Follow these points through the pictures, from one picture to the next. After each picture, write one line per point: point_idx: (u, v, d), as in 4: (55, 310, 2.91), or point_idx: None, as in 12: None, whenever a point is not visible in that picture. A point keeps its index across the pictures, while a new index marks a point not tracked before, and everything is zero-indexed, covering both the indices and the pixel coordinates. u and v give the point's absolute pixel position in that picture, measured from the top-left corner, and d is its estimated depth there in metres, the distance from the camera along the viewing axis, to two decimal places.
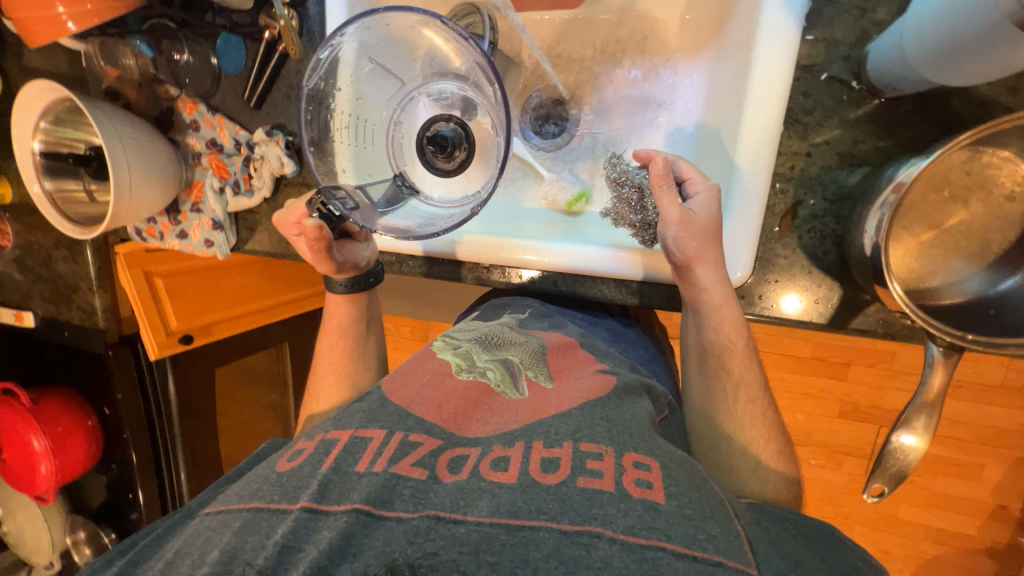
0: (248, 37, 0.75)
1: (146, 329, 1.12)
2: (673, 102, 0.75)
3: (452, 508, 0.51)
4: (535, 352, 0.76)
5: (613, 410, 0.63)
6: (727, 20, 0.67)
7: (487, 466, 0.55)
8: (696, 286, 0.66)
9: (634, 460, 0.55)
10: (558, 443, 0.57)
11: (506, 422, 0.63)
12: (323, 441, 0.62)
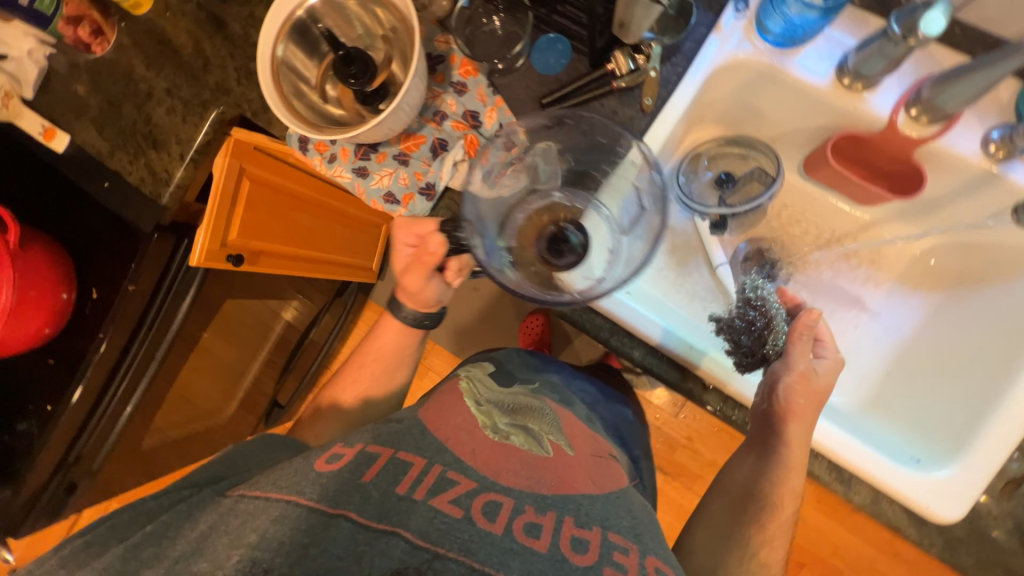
0: (577, 50, 0.70)
1: (208, 231, 0.90)
2: (880, 315, 0.79)
3: (493, 562, 0.45)
4: (550, 419, 0.66)
5: (633, 505, 0.58)
6: (971, 286, 0.74)
7: (522, 528, 0.49)
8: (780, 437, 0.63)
9: (655, 565, 0.50)
10: (586, 525, 0.51)
11: (536, 482, 0.55)
12: (364, 453, 0.56)
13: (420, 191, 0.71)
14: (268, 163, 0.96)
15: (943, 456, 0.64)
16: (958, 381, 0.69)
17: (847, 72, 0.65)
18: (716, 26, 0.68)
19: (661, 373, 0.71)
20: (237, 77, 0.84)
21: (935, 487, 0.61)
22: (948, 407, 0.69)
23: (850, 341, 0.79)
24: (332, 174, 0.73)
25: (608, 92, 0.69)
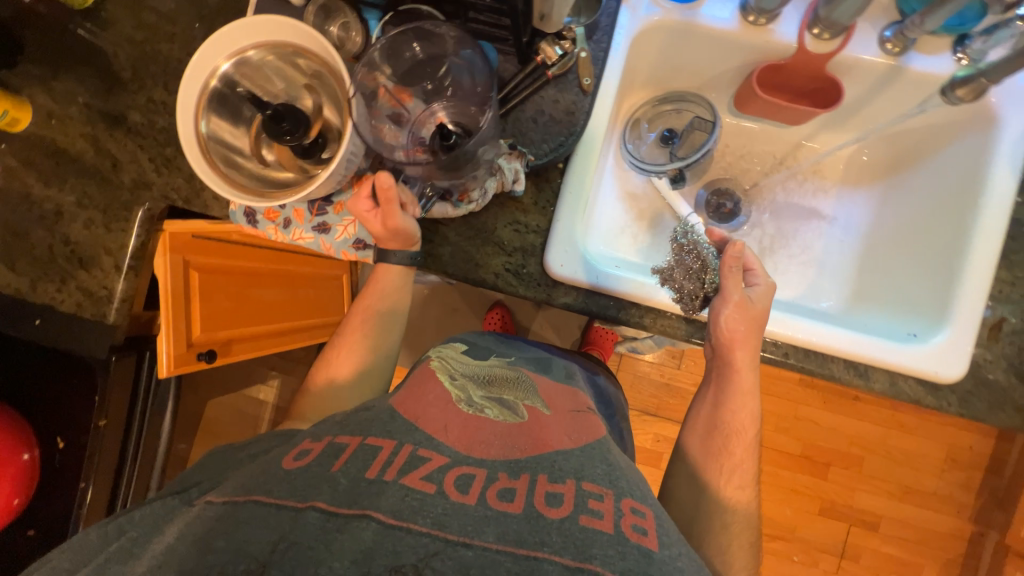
0: (504, 53, 0.71)
1: (168, 335, 0.85)
2: (835, 218, 0.87)
3: (468, 531, 0.46)
4: (527, 386, 0.68)
5: (607, 454, 0.57)
6: (905, 169, 0.81)
7: (494, 494, 0.50)
8: (729, 366, 0.68)
9: (631, 506, 0.51)
10: (560, 479, 0.52)
11: (509, 450, 0.56)
12: (332, 444, 0.57)
13: None
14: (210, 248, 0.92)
15: (934, 322, 0.71)
16: (921, 253, 0.76)
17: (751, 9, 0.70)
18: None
19: (673, 332, 0.74)
20: (154, 167, 0.77)
21: (936, 351, 0.67)
22: (923, 277, 0.75)
23: (816, 248, 0.87)
24: (291, 238, 0.75)
25: (546, 82, 0.69)
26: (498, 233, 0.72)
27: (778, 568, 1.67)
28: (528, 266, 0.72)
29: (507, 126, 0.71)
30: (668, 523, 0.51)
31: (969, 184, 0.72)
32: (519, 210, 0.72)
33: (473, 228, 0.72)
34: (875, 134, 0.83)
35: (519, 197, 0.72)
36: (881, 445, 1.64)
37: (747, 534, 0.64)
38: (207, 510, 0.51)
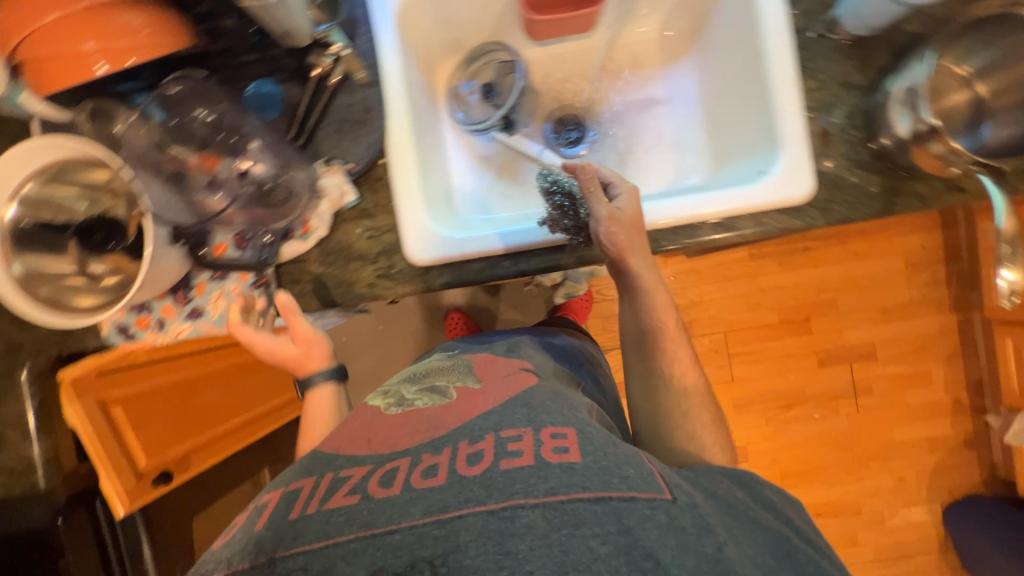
0: (285, 82, 0.72)
1: (106, 476, 0.85)
2: (670, 99, 0.90)
3: (393, 517, 0.46)
4: (463, 368, 0.70)
5: (532, 399, 0.59)
6: (702, 27, 0.84)
7: (419, 475, 0.50)
8: (629, 275, 0.69)
9: (550, 433, 0.53)
10: (478, 437, 0.53)
11: (434, 428, 0.56)
12: (257, 506, 0.54)
13: (255, 285, 0.73)
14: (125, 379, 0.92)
15: (770, 152, 0.71)
16: (740, 93, 0.77)
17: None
18: None
19: (556, 263, 0.73)
20: (19, 328, 0.77)
21: (787, 168, 0.69)
22: (750, 111, 0.76)
23: (665, 132, 0.90)
24: (172, 335, 0.75)
25: (334, 91, 0.71)
26: (355, 247, 0.73)
27: (803, 430, 1.72)
28: (395, 264, 0.73)
29: (318, 146, 0.72)
30: (592, 434, 0.54)
31: (745, 14, 0.73)
32: (364, 217, 0.73)
33: (330, 252, 0.73)
34: (667, 5, 0.86)
35: (358, 206, 0.73)
36: (847, 279, 1.68)
37: (705, 404, 0.71)
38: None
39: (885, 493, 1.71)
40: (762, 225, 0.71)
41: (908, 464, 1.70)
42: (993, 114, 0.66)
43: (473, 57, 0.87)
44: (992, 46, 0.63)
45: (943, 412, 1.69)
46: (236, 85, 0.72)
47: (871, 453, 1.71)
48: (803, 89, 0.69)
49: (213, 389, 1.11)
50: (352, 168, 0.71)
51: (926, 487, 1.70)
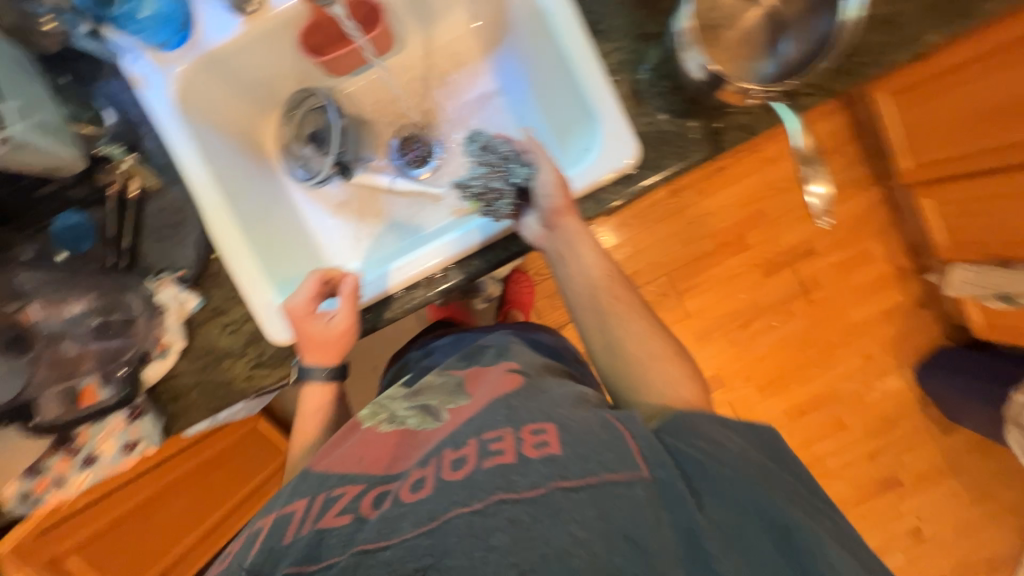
0: (88, 207, 0.68)
1: None
2: (502, 88, 0.86)
3: (379, 535, 0.43)
4: (453, 384, 0.63)
5: (520, 397, 0.54)
6: (503, 10, 0.80)
7: (408, 490, 0.47)
8: (573, 234, 0.66)
9: (532, 429, 0.49)
10: (462, 443, 0.50)
11: (422, 446, 0.53)
12: (251, 530, 0.52)
13: (132, 416, 0.70)
14: (76, 525, 0.92)
15: (590, 127, 0.70)
16: (551, 74, 0.75)
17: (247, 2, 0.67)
18: (131, 79, 0.66)
19: (415, 303, 0.71)
20: None
21: (606, 139, 0.67)
22: (565, 87, 0.73)
23: (507, 123, 0.87)
24: (77, 486, 0.73)
25: (141, 202, 0.68)
26: (220, 345, 0.71)
27: (767, 341, 1.74)
28: (265, 351, 0.72)
29: (146, 260, 0.69)
30: (572, 425, 0.49)
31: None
32: (218, 314, 0.71)
33: (198, 358, 0.71)
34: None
35: (207, 306, 0.71)
36: (767, 186, 1.68)
37: (667, 348, 0.61)
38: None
39: (859, 373, 1.75)
40: (604, 201, 0.70)
41: (873, 341, 1.74)
42: (784, 26, 0.65)
43: (286, 108, 0.81)
44: None
45: (889, 282, 1.72)
46: (37, 225, 0.68)
47: (835, 342, 1.74)
48: (603, 55, 0.68)
49: (178, 497, 1.08)
50: (183, 275, 0.69)
51: (895, 356, 1.75)
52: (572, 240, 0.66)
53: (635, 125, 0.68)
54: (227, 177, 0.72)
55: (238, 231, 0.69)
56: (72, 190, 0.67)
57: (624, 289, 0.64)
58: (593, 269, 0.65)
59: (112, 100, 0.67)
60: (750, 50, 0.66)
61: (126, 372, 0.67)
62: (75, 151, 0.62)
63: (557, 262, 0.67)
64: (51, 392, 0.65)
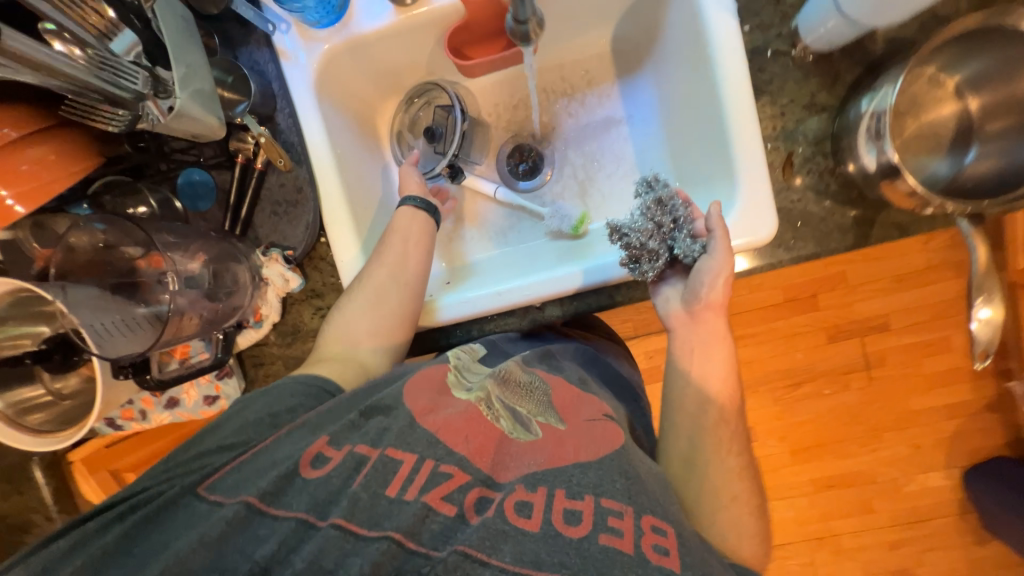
0: (214, 169, 0.69)
1: None
2: (629, 117, 0.82)
3: (482, 545, 0.43)
4: (542, 394, 0.62)
5: (630, 463, 0.51)
6: (657, 39, 0.75)
7: (512, 510, 0.46)
8: (713, 327, 0.62)
9: (652, 523, 0.45)
10: (579, 494, 0.47)
11: (526, 467, 0.51)
12: (352, 454, 0.52)
13: (219, 376, 0.73)
14: (132, 446, 0.96)
15: (727, 191, 0.66)
16: (693, 120, 0.70)
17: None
18: (278, 52, 0.66)
19: (505, 327, 0.74)
20: None
21: (745, 208, 0.63)
22: (708, 139, 0.68)
23: (626, 154, 0.82)
24: (157, 422, 0.77)
25: (262, 174, 0.68)
26: (310, 326, 0.73)
27: (813, 407, 1.67)
28: None
29: (258, 231, 0.71)
30: (692, 542, 0.45)
31: (693, 33, 0.65)
32: (313, 296, 0.73)
33: (287, 333, 0.73)
34: (613, 17, 0.77)
35: (306, 286, 0.73)
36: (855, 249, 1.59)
37: (749, 496, 0.56)
38: (240, 515, 0.47)
39: (902, 462, 1.66)
40: None
41: (926, 433, 1.65)
42: (981, 130, 0.58)
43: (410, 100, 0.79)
44: (980, 55, 0.54)
45: (961, 379, 1.61)
46: (164, 176, 0.69)
47: (885, 425, 1.66)
48: (762, 118, 0.63)
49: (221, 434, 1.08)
50: (290, 254, 0.70)
51: (947, 454, 1.65)
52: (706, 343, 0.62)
53: (776, 200, 0.63)
54: (346, 162, 0.71)
55: (349, 221, 0.69)
56: (204, 150, 0.68)
57: (728, 419, 0.60)
58: (711, 385, 0.60)
59: (255, 67, 0.67)
60: (929, 146, 0.60)
61: (224, 337, 0.69)
62: (219, 118, 0.58)
63: (684, 355, 0.63)
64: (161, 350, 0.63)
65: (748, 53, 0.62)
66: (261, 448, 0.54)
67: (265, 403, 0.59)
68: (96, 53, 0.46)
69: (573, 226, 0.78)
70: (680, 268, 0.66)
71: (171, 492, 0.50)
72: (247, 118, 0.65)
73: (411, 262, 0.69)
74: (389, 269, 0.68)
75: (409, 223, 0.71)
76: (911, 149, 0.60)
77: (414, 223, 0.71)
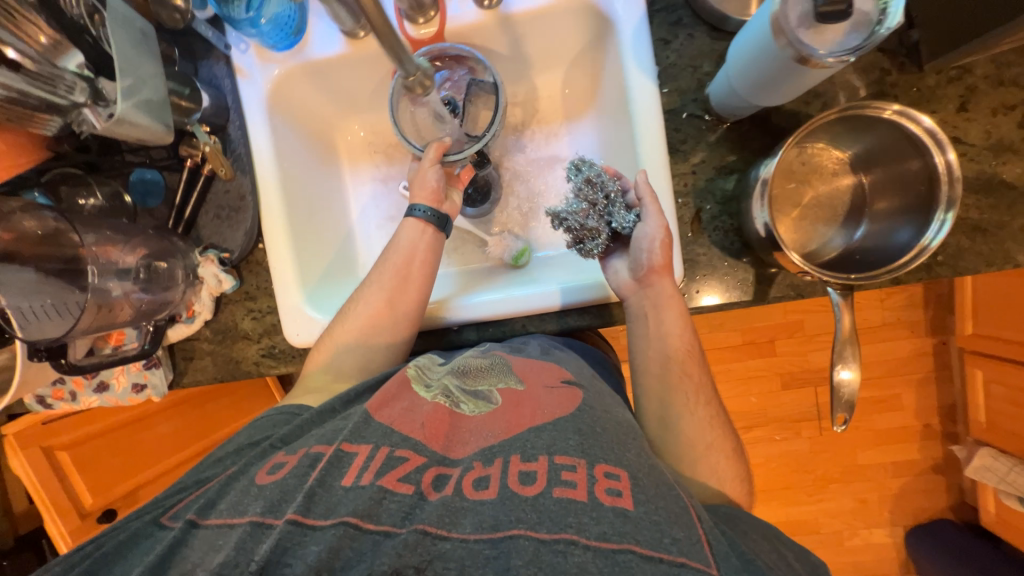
0: (167, 169, 0.72)
1: (56, 519, 0.96)
2: (574, 155, 0.84)
3: (442, 522, 0.43)
4: (502, 367, 0.61)
5: (586, 421, 0.52)
6: (598, 87, 0.79)
7: (470, 486, 0.46)
8: (661, 296, 0.63)
9: (605, 470, 0.46)
10: (533, 456, 0.48)
11: (485, 439, 0.51)
12: (308, 453, 0.50)
13: (146, 365, 0.75)
14: (67, 425, 0.98)
15: None
16: (624, 169, 0.74)
17: (413, 71, 0.53)
18: (236, 69, 0.71)
19: (425, 346, 0.76)
20: None
21: None
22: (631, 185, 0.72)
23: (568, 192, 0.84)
24: (85, 404, 0.79)
25: (210, 178, 0.73)
26: (240, 327, 0.76)
27: (763, 452, 1.57)
28: (277, 344, 0.76)
29: (200, 232, 0.75)
30: (645, 481, 0.45)
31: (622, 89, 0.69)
32: (247, 298, 0.76)
33: (218, 329, 0.76)
34: (562, 65, 0.81)
35: (241, 288, 0.76)
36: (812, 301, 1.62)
37: (722, 441, 0.59)
38: (189, 538, 0.44)
39: (846, 515, 1.58)
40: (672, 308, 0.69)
41: (872, 489, 1.57)
42: (872, 208, 0.62)
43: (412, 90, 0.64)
44: (863, 139, 0.59)
45: (914, 437, 1.55)
46: (117, 171, 0.72)
47: (832, 476, 1.57)
48: (676, 174, 0.67)
49: (164, 422, 1.11)
50: (227, 257, 0.73)
51: (901, 522, 1.58)
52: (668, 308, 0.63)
53: (684, 252, 0.67)
54: (292, 171, 0.75)
55: (285, 228, 0.73)
56: (156, 150, 0.72)
57: (701, 371, 0.63)
58: (674, 345, 0.63)
59: (213, 81, 0.72)
60: (825, 213, 0.64)
61: (155, 329, 0.71)
62: (167, 126, 0.62)
63: (641, 321, 0.65)
64: (84, 336, 0.64)
65: (666, 113, 0.67)
66: (216, 479, 0.51)
67: (247, 431, 0.56)
68: (39, 65, 0.50)
69: (513, 257, 0.81)
70: (623, 242, 0.69)
71: (133, 525, 0.47)
72: (198, 127, 0.69)
73: (411, 286, 0.69)
74: (393, 284, 0.68)
75: (418, 240, 0.70)
76: (807, 218, 0.64)
77: (423, 246, 0.70)
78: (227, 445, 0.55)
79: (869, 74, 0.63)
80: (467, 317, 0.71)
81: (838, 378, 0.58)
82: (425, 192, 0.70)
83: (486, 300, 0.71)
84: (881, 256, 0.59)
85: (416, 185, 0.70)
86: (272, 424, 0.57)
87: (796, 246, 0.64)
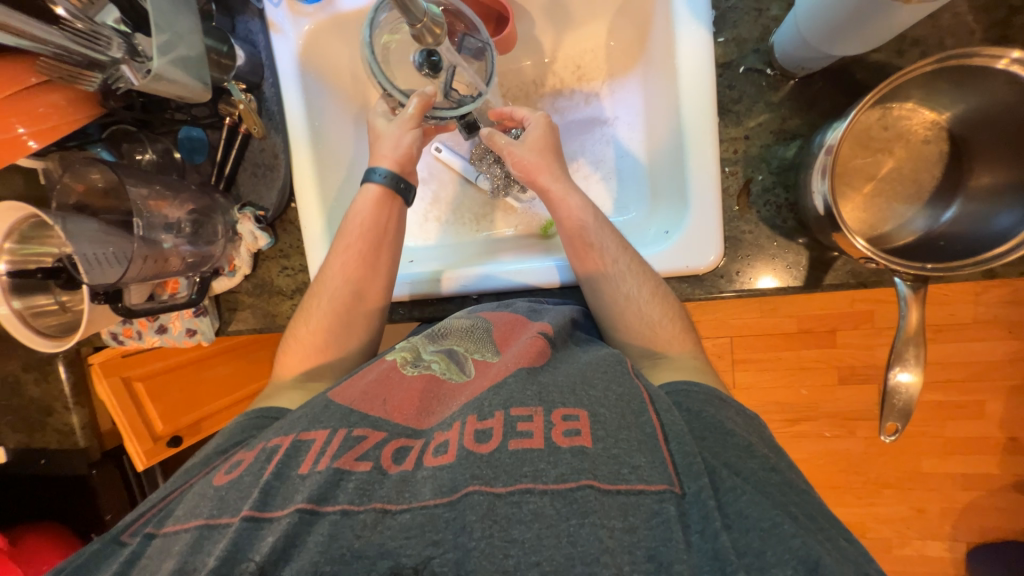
0: (209, 128, 0.75)
1: (134, 440, 1.06)
2: (616, 118, 0.76)
3: (400, 497, 0.42)
4: (482, 331, 0.59)
5: (552, 378, 0.50)
6: (647, 39, 0.70)
7: (430, 454, 0.45)
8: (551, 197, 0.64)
9: (562, 414, 0.46)
10: (489, 413, 0.46)
11: (451, 408, 0.50)
12: (265, 448, 0.49)
13: (195, 314, 0.80)
14: (142, 359, 1.09)
15: (680, 212, 0.63)
16: (666, 135, 0.67)
17: (419, 18, 0.50)
18: (269, 24, 0.71)
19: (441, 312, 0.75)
20: None
21: (689, 232, 0.60)
22: (671, 150, 0.65)
23: (607, 159, 0.77)
24: (150, 343, 0.86)
25: (246, 137, 0.74)
26: (275, 282, 0.80)
27: (811, 448, 1.44)
28: None
29: (240, 191, 0.78)
30: (605, 417, 0.45)
31: (668, 42, 0.61)
32: (281, 256, 0.79)
33: (256, 284, 0.81)
34: (608, 12, 0.73)
35: (275, 245, 0.79)
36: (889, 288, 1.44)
37: (681, 334, 0.59)
38: (146, 548, 0.45)
39: (898, 523, 1.44)
40: (715, 288, 0.62)
41: (932, 499, 1.42)
42: (968, 184, 0.52)
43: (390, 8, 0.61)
44: (965, 100, 0.49)
45: (991, 449, 1.37)
46: (168, 129, 0.76)
47: (888, 481, 1.43)
48: (725, 139, 0.60)
49: (224, 364, 1.24)
50: (262, 215, 0.76)
51: (961, 533, 1.42)
52: (602, 217, 0.63)
53: (725, 229, 0.60)
54: (324, 131, 0.76)
55: (315, 189, 0.74)
56: (198, 109, 0.74)
57: (645, 264, 0.61)
58: (616, 252, 0.61)
59: (249, 37, 0.73)
60: (909, 188, 0.54)
61: (201, 280, 0.76)
62: (204, 83, 0.63)
63: (575, 238, 0.62)
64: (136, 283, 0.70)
65: (719, 66, 0.59)
66: (186, 487, 0.51)
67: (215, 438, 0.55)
68: (81, 22, 0.52)
69: (543, 227, 0.78)
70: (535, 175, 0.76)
71: (92, 546, 0.47)
72: (234, 84, 0.69)
73: (378, 262, 0.68)
74: (360, 269, 0.67)
75: (379, 219, 0.68)
76: (883, 194, 0.55)
77: (388, 225, 0.69)
78: (206, 452, 0.54)
79: (992, 14, 0.52)
80: (474, 285, 0.69)
81: (893, 382, 0.51)
82: (393, 155, 0.68)
83: (500, 271, 0.68)
84: (973, 245, 0.49)
85: (385, 149, 0.68)
86: (243, 430, 0.56)
87: (865, 228, 0.55)
